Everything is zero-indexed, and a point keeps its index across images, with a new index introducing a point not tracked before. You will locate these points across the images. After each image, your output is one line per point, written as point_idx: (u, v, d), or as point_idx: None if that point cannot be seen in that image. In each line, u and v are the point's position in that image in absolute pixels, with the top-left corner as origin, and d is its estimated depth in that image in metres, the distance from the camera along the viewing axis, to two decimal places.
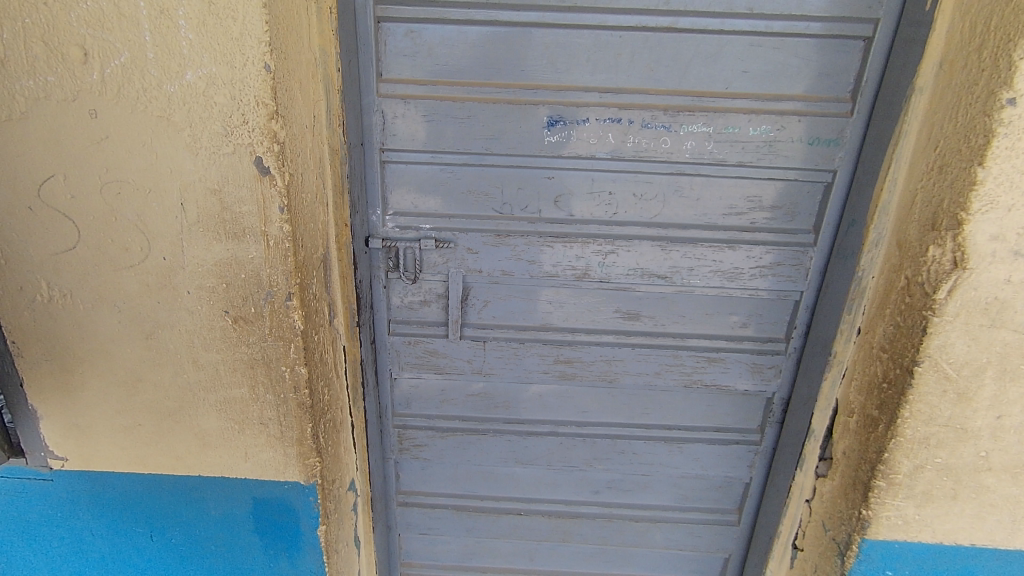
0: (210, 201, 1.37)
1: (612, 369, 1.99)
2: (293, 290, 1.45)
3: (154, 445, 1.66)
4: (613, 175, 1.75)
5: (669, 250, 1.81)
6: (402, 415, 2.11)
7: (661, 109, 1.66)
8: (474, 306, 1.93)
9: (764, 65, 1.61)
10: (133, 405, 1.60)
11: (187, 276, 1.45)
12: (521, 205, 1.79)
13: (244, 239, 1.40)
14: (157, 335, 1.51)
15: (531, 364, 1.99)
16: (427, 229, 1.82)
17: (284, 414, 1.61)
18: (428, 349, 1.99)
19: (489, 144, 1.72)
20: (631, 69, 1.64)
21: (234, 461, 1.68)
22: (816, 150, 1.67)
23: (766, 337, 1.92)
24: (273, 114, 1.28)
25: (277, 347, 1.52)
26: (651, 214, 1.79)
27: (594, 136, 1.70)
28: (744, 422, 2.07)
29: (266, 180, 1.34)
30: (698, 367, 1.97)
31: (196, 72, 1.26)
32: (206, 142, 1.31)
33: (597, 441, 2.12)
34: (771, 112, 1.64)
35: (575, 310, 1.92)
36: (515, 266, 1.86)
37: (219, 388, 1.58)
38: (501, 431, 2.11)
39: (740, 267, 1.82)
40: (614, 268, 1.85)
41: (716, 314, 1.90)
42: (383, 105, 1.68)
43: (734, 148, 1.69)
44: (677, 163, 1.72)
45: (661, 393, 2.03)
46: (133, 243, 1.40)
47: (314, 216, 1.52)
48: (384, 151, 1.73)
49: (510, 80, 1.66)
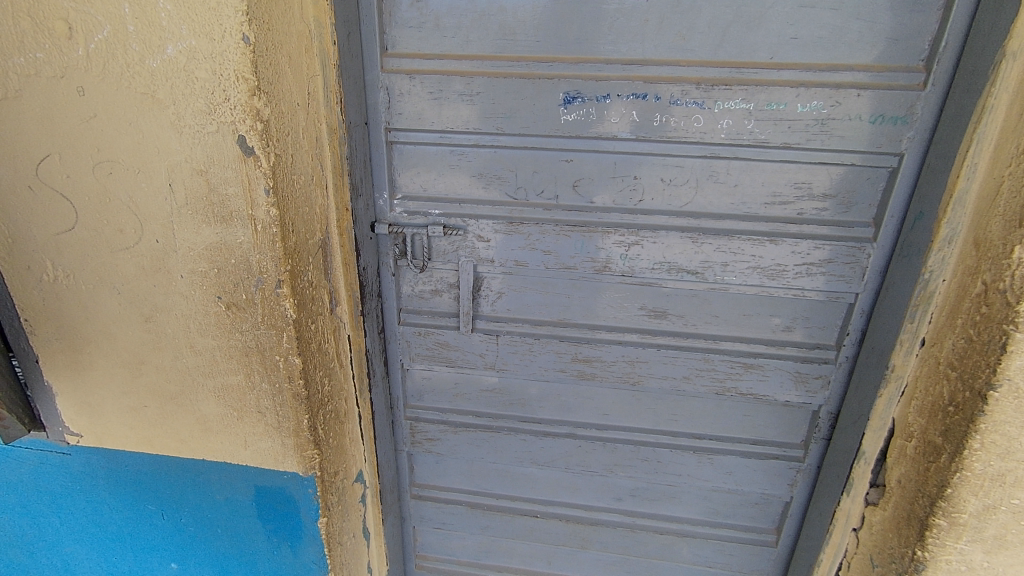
0: (197, 182, 1.31)
1: (636, 371, 1.81)
2: (283, 277, 1.38)
3: (159, 427, 1.66)
4: (639, 158, 1.56)
5: (700, 242, 1.61)
6: (414, 407, 2.04)
7: (693, 83, 1.45)
8: (488, 297, 1.80)
9: (818, 30, 1.37)
10: (140, 386, 1.60)
11: (179, 259, 1.41)
12: (537, 189, 1.64)
13: (233, 222, 1.33)
14: (155, 318, 1.49)
15: (546, 361, 1.86)
16: (436, 215, 1.71)
17: (280, 404, 1.55)
18: (438, 341, 1.89)
19: (501, 123, 1.57)
20: (659, 37, 1.44)
21: (235, 447, 1.65)
22: (880, 130, 1.41)
23: (813, 344, 1.69)
24: (254, 90, 1.19)
25: (271, 336, 1.45)
26: (682, 202, 1.59)
27: (617, 114, 1.52)
28: (785, 435, 1.85)
29: (251, 160, 1.26)
30: (732, 374, 1.76)
31: (177, 45, 1.19)
32: (190, 120, 1.25)
33: (618, 446, 1.95)
34: (825, 86, 1.40)
35: (595, 305, 1.76)
36: (529, 256, 1.71)
37: (216, 374, 1.54)
38: (515, 430, 2.00)
39: (783, 264, 1.60)
40: (638, 261, 1.67)
41: (755, 315, 1.69)
42: (387, 81, 1.57)
43: (779, 127, 1.46)
44: (710, 145, 1.51)
45: (690, 399, 1.84)
46: (127, 225, 1.38)
47: (308, 199, 1.44)
48: (391, 131, 1.63)
49: (524, 50, 1.51)
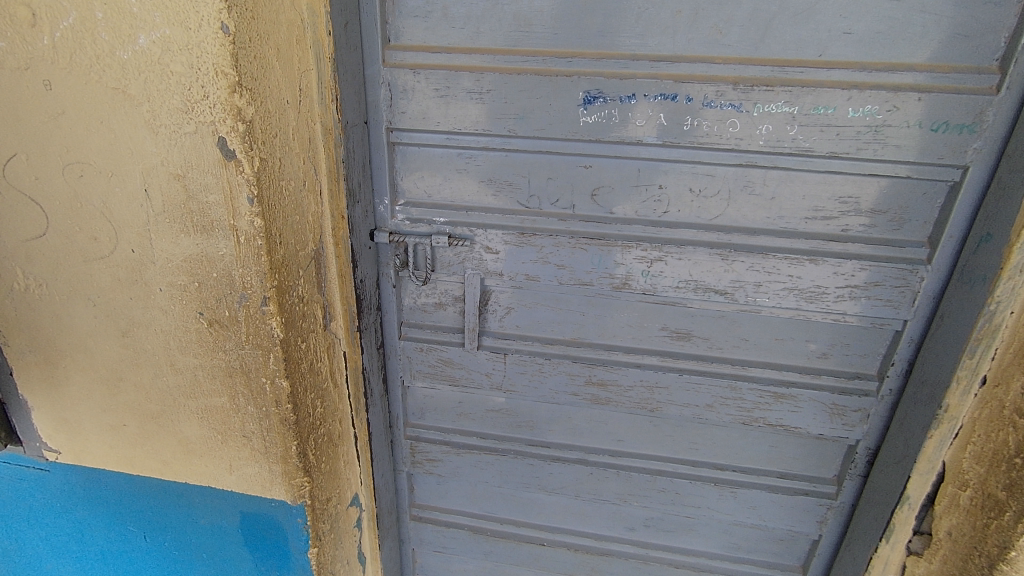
0: (174, 188, 1.18)
1: (655, 397, 1.67)
2: (269, 294, 1.24)
3: (140, 447, 1.54)
4: (666, 165, 1.41)
5: (731, 260, 1.46)
6: (414, 425, 1.91)
7: (730, 83, 1.29)
8: (496, 313, 1.66)
9: (875, 24, 1.21)
10: (120, 404, 1.49)
11: (157, 271, 1.28)
12: (551, 198, 1.49)
13: (214, 233, 1.20)
14: (134, 332, 1.37)
15: (557, 383, 1.71)
16: (441, 223, 1.57)
17: (267, 428, 1.42)
18: (441, 358, 1.75)
19: (513, 124, 1.42)
20: (692, 31, 1.28)
21: (220, 472, 1.52)
22: (942, 139, 1.25)
23: (853, 373, 1.53)
24: (235, 86, 1.06)
25: (256, 357, 1.33)
26: (712, 215, 1.44)
27: (642, 116, 1.36)
28: (816, 469, 1.69)
29: (232, 165, 1.13)
30: (761, 403, 1.61)
31: (150, 35, 1.06)
32: (165, 118, 1.12)
33: (633, 475, 1.81)
34: (881, 88, 1.24)
35: (612, 324, 1.62)
36: (541, 270, 1.56)
37: (199, 395, 1.42)
38: (523, 453, 1.86)
39: (824, 286, 1.44)
40: (661, 278, 1.51)
41: (789, 340, 1.54)
42: (390, 76, 1.43)
43: (825, 134, 1.29)
44: (746, 152, 1.35)
45: (713, 427, 1.69)
46: (101, 232, 1.26)
47: (299, 206, 1.30)
48: (393, 131, 1.49)
49: (541, 44, 1.36)
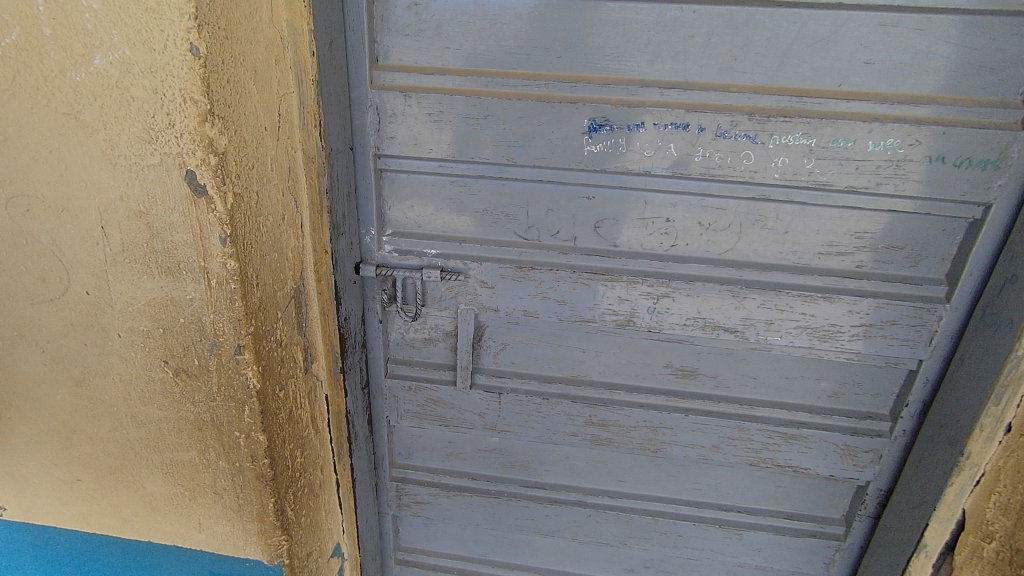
0: (135, 225, 1.04)
1: (659, 437, 1.58)
2: (244, 342, 1.12)
3: (97, 503, 1.39)
4: (674, 198, 1.33)
5: (742, 297, 1.38)
6: (401, 466, 1.78)
7: (745, 113, 1.21)
8: (490, 349, 1.56)
9: (898, 54, 1.14)
10: (73, 458, 1.33)
11: (116, 315, 1.14)
12: (551, 229, 1.40)
13: (181, 275, 1.07)
14: (89, 381, 1.22)
15: (556, 423, 1.61)
16: (432, 255, 1.45)
17: (241, 485, 1.29)
18: (431, 398, 1.63)
19: (512, 152, 1.32)
20: (706, 58, 1.20)
21: (188, 530, 1.38)
22: (964, 175, 1.19)
23: (865, 413, 1.47)
24: (206, 115, 0.93)
25: (229, 409, 1.19)
26: (721, 249, 1.36)
27: (650, 146, 1.27)
28: (824, 510, 1.62)
29: (202, 202, 1.00)
30: (770, 444, 1.54)
31: (106, 55, 0.93)
32: (125, 149, 0.99)
33: (634, 517, 1.71)
34: (903, 121, 1.17)
35: (614, 361, 1.53)
36: (540, 305, 1.46)
37: (164, 449, 1.28)
38: (517, 495, 1.75)
39: (838, 325, 1.37)
40: (667, 315, 1.43)
41: (799, 378, 1.47)
42: (378, 98, 1.31)
43: (844, 168, 1.23)
44: (760, 186, 1.27)
45: (719, 467, 1.61)
46: (50, 272, 1.11)
47: (278, 243, 1.18)
48: (380, 157, 1.37)
49: (543, 68, 1.26)
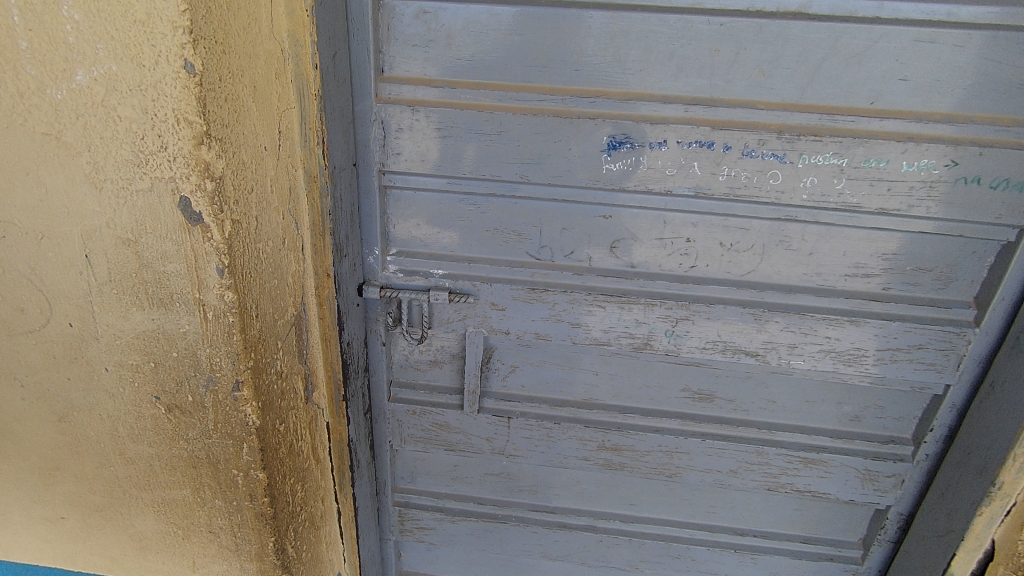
0: (124, 254, 0.96)
1: (674, 462, 1.52)
2: (243, 377, 1.04)
3: (82, 543, 1.30)
4: (696, 218, 1.26)
5: (765, 321, 1.32)
6: (404, 491, 1.71)
7: (774, 131, 1.15)
8: (498, 371, 1.50)
9: (935, 71, 1.09)
10: (55, 497, 1.23)
11: (102, 349, 1.05)
12: (566, 249, 1.33)
13: (174, 307, 0.99)
14: (72, 418, 1.13)
15: (567, 448, 1.55)
16: (439, 276, 1.38)
17: (238, 524, 1.21)
18: (436, 422, 1.56)
19: (525, 170, 1.25)
20: (733, 73, 1.14)
21: (181, 569, 1.30)
22: (999, 197, 1.14)
23: (887, 437, 1.43)
24: (202, 137, 0.85)
25: (226, 447, 1.11)
26: (744, 270, 1.30)
27: (672, 164, 1.21)
28: (842, 533, 1.58)
29: (198, 230, 0.92)
30: (789, 469, 1.49)
31: (90, 71, 0.84)
32: (112, 172, 0.90)
33: (646, 542, 1.65)
34: (938, 141, 1.12)
35: (628, 385, 1.47)
36: (553, 328, 1.39)
37: (155, 487, 1.20)
38: (525, 520, 1.68)
39: (863, 349, 1.32)
40: (686, 339, 1.37)
41: (820, 402, 1.42)
42: (383, 112, 1.23)
43: (875, 189, 1.17)
44: (787, 207, 1.22)
45: (735, 491, 1.56)
46: (29, 303, 1.02)
47: (278, 269, 1.09)
48: (385, 173, 1.30)
49: (560, 82, 1.19)
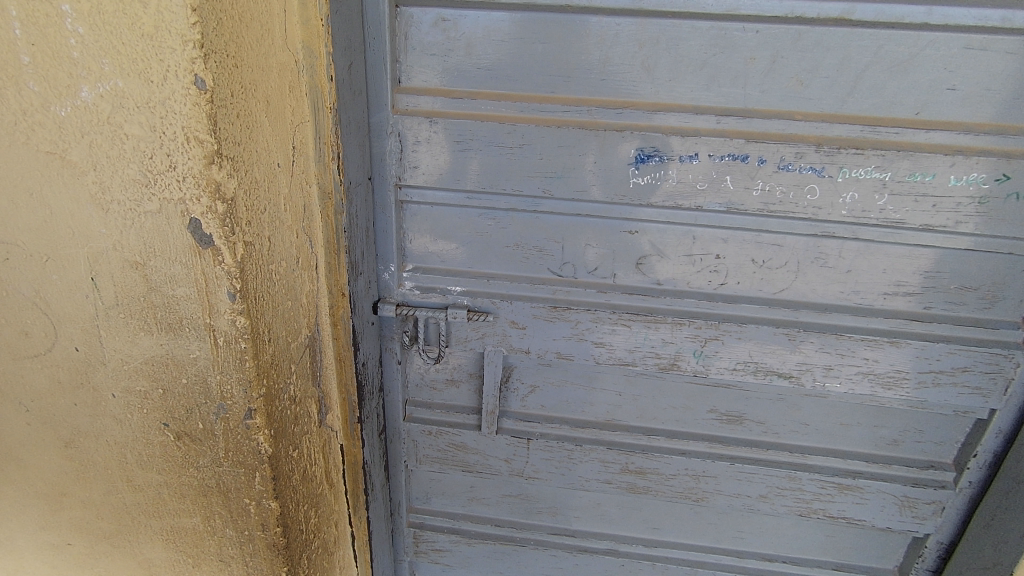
0: (131, 277, 0.92)
1: (701, 485, 1.46)
2: (255, 405, 0.99)
3: (89, 570, 1.25)
4: (727, 234, 1.20)
5: (799, 342, 1.26)
6: (419, 511, 1.66)
7: (812, 143, 1.09)
8: (518, 391, 1.44)
9: (986, 80, 1.02)
10: (62, 523, 1.19)
11: (109, 374, 1.01)
12: (589, 266, 1.27)
13: (184, 333, 0.95)
14: (78, 444, 1.09)
15: (588, 470, 1.49)
16: (457, 293, 1.33)
17: (249, 553, 1.16)
18: (453, 443, 1.51)
19: (548, 184, 1.20)
20: (768, 82, 1.08)
21: None
22: None
23: (926, 462, 1.36)
24: (213, 156, 0.81)
25: (238, 476, 1.07)
26: (777, 288, 1.24)
27: (703, 178, 1.15)
28: (876, 560, 1.51)
29: (208, 253, 0.87)
30: (822, 494, 1.42)
31: (96, 88, 0.80)
32: (119, 193, 0.86)
33: (670, 567, 1.59)
34: (989, 154, 1.06)
35: (653, 406, 1.41)
36: (575, 348, 1.34)
37: (165, 514, 1.15)
38: (543, 543, 1.63)
39: (903, 371, 1.25)
40: (715, 360, 1.31)
41: (856, 426, 1.35)
42: (400, 124, 1.18)
43: (919, 205, 1.11)
44: (824, 223, 1.16)
45: (764, 516, 1.49)
46: (33, 327, 0.97)
47: (292, 289, 1.05)
48: (402, 187, 1.25)
49: (585, 92, 1.13)
